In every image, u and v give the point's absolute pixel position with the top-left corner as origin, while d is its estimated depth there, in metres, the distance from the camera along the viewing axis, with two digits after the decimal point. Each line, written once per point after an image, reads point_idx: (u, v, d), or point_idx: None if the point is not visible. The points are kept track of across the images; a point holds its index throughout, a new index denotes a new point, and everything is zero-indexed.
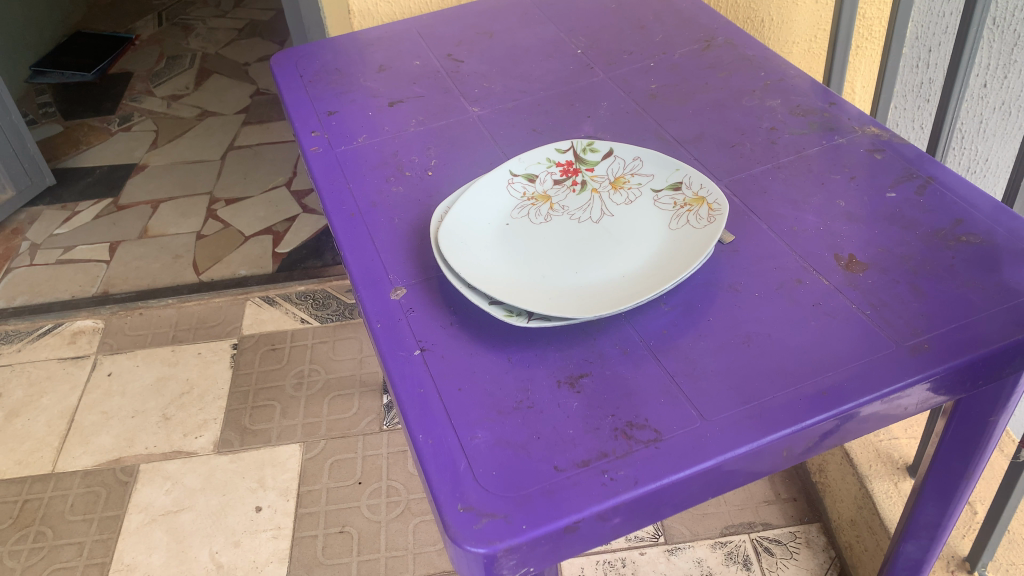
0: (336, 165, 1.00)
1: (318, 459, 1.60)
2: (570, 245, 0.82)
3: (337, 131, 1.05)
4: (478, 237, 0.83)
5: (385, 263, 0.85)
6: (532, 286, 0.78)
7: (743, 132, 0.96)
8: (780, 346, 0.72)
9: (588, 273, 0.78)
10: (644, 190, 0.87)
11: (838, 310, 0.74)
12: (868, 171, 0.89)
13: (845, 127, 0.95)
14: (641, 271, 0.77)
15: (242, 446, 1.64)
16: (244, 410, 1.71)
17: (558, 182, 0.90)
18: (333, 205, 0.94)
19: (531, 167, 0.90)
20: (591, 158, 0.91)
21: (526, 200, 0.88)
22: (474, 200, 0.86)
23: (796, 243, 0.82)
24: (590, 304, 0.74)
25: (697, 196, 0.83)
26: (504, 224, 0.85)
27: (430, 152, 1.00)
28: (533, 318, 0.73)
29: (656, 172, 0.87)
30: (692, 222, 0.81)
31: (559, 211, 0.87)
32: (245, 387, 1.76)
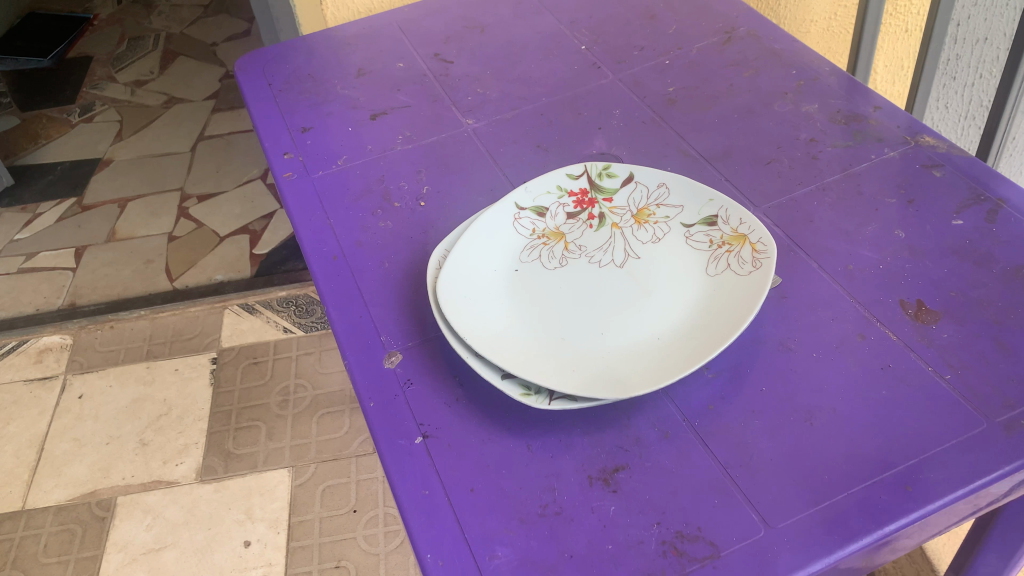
0: (313, 194, 0.87)
1: (309, 485, 1.49)
2: (591, 297, 0.70)
3: (313, 151, 0.92)
4: (482, 288, 0.71)
5: (376, 320, 0.73)
6: (550, 353, 0.66)
7: (778, 144, 0.84)
8: (848, 423, 0.61)
9: (615, 334, 0.67)
10: (672, 225, 0.75)
11: (911, 374, 0.63)
12: (927, 193, 0.77)
13: (895, 138, 0.83)
14: (677, 330, 0.66)
15: (227, 473, 1.52)
16: (227, 432, 1.59)
17: (572, 215, 0.78)
18: (311, 246, 0.81)
19: (539, 198, 0.78)
20: (608, 185, 0.78)
21: (536, 239, 0.76)
22: (477, 243, 0.74)
23: (854, 286, 0.70)
24: (620, 376, 0.63)
25: (737, 233, 0.71)
26: (512, 271, 0.74)
27: (421, 177, 0.87)
28: (555, 397, 0.62)
29: (686, 203, 0.75)
30: (733, 266, 0.69)
31: (575, 252, 0.75)
32: (227, 406, 1.64)
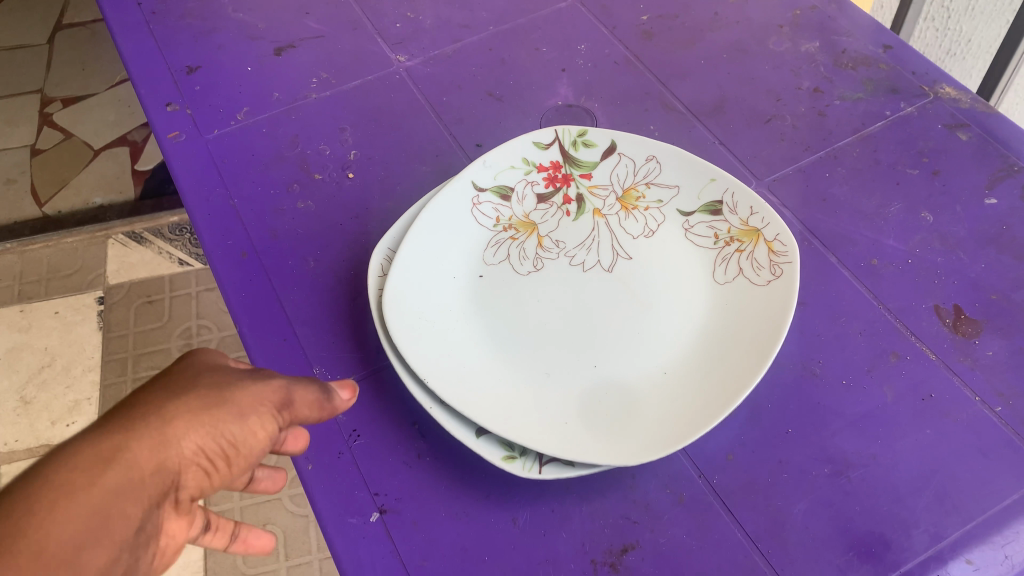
0: (209, 162, 0.69)
1: None
2: (576, 313, 0.58)
3: (205, 100, 0.73)
4: (440, 303, 0.57)
5: (305, 344, 0.58)
6: (533, 394, 0.53)
7: (778, 96, 0.71)
8: (891, 475, 0.51)
9: (610, 367, 0.54)
10: (667, 212, 0.62)
11: (959, 408, 0.53)
12: (953, 162, 0.66)
13: (911, 88, 0.71)
14: (686, 360, 0.54)
15: None
16: (123, 384, 1.33)
17: (544, 197, 0.64)
18: (213, 239, 0.64)
19: (502, 175, 0.63)
20: (585, 157, 0.64)
21: (502, 231, 0.62)
22: (430, 241, 0.59)
23: (881, 287, 0.60)
24: (623, 426, 0.51)
25: (747, 225, 0.58)
26: (476, 278, 0.60)
27: (347, 137, 0.70)
28: (546, 461, 0.50)
29: (682, 182, 0.61)
30: (747, 270, 0.57)
31: (552, 250, 0.61)
32: (122, 353, 1.38)
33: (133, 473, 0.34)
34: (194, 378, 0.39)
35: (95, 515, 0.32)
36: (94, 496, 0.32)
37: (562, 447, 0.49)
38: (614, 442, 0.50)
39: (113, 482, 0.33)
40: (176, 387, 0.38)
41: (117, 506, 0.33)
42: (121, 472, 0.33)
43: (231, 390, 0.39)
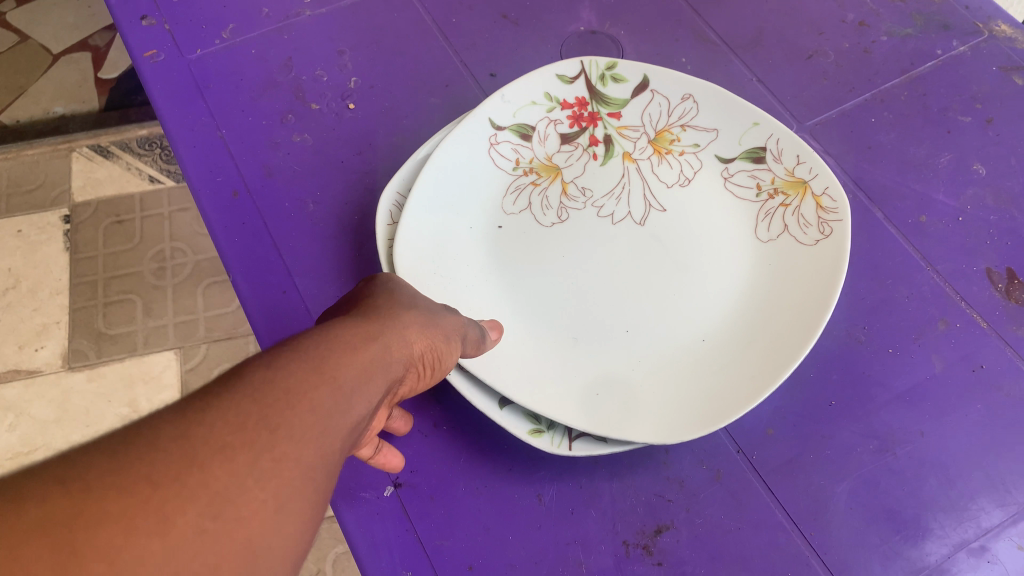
0: (193, 87, 0.62)
1: (201, 371, 1.18)
2: (607, 270, 0.53)
3: (185, 15, 0.65)
4: (456, 256, 0.52)
5: (306, 296, 0.53)
6: (560, 361, 0.49)
7: (819, 29, 0.66)
8: (939, 452, 0.48)
9: (644, 332, 0.51)
10: (704, 158, 0.57)
11: (1013, 383, 0.50)
12: (1008, 109, 0.61)
13: (963, 25, 0.66)
14: (727, 328, 0.50)
15: (101, 360, 1.17)
16: (94, 309, 1.21)
17: (568, 138, 0.59)
18: (199, 175, 0.58)
19: (522, 112, 0.57)
20: (614, 93, 0.58)
21: (522, 175, 0.57)
22: (445, 187, 0.53)
23: (929, 248, 0.55)
24: (660, 399, 0.47)
25: (793, 176, 0.53)
26: (495, 229, 0.55)
27: (346, 61, 0.63)
28: (576, 437, 0.46)
29: (722, 125, 0.56)
30: (793, 227, 0.52)
31: (577, 199, 0.57)
32: (91, 276, 1.23)
33: (385, 353, 0.36)
34: (409, 295, 0.42)
35: (365, 371, 0.33)
36: (363, 356, 0.34)
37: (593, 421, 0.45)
38: (649, 416, 0.46)
39: (374, 352, 0.35)
40: (401, 300, 0.41)
41: (377, 369, 0.34)
42: (378, 345, 0.35)
43: (442, 312, 0.42)
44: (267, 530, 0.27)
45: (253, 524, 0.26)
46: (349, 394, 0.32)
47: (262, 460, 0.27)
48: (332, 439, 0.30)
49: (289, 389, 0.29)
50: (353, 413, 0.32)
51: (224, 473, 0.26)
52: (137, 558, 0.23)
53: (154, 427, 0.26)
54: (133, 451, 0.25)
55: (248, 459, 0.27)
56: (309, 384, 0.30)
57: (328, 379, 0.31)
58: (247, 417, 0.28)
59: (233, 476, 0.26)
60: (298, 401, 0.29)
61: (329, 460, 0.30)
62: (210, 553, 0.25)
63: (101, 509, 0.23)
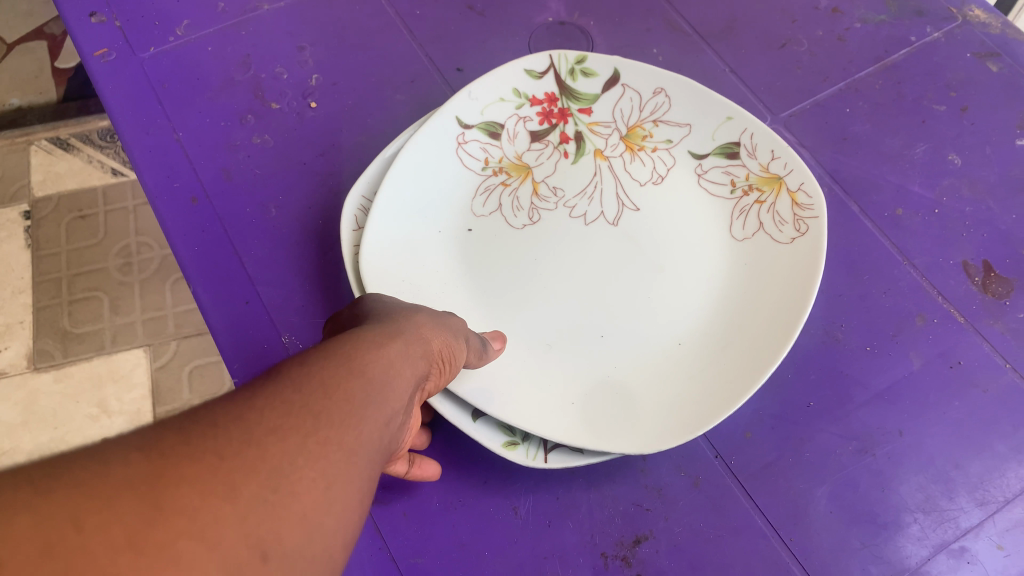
0: (146, 86, 0.59)
1: (173, 368, 1.09)
2: (582, 273, 0.52)
3: (136, 10, 0.63)
4: (426, 261, 0.51)
5: (270, 306, 0.52)
6: (536, 369, 0.48)
7: (793, 16, 0.64)
8: (919, 452, 0.48)
9: (622, 336, 0.50)
10: (677, 154, 0.55)
11: (991, 379, 0.50)
12: (982, 96, 0.60)
13: (937, 10, 0.65)
14: (705, 331, 0.49)
15: (68, 360, 1.08)
16: (59, 308, 1.10)
17: (538, 135, 0.57)
18: (155, 180, 0.55)
19: (490, 109, 0.55)
20: (584, 88, 0.56)
21: (492, 175, 0.56)
22: (412, 189, 0.52)
23: (906, 242, 0.55)
24: (642, 406, 0.46)
25: (767, 172, 0.52)
26: (464, 232, 0.53)
27: (307, 57, 0.61)
28: (551, 448, 0.45)
29: (694, 120, 0.54)
30: (769, 224, 0.51)
31: (549, 199, 0.55)
32: (55, 273, 1.12)
33: (412, 355, 0.35)
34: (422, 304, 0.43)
35: (395, 370, 0.33)
36: (392, 352, 0.33)
37: (569, 431, 0.44)
38: (626, 423, 0.45)
39: (401, 348, 0.34)
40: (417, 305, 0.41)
41: (406, 368, 0.34)
42: (405, 345, 0.35)
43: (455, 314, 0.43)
44: (325, 508, 0.25)
45: (311, 501, 0.25)
46: (385, 391, 0.31)
47: (312, 440, 0.26)
48: (376, 428, 0.29)
49: (330, 381, 0.29)
50: (391, 402, 0.31)
51: (282, 446, 0.25)
52: (212, 516, 0.22)
53: (209, 409, 0.26)
54: (195, 429, 0.24)
55: (304, 437, 0.26)
56: (348, 373, 0.30)
57: (363, 374, 0.30)
58: (294, 402, 0.27)
59: (290, 452, 0.25)
60: (339, 392, 0.29)
61: (375, 447, 0.29)
62: (276, 523, 0.23)
63: (174, 472, 0.22)
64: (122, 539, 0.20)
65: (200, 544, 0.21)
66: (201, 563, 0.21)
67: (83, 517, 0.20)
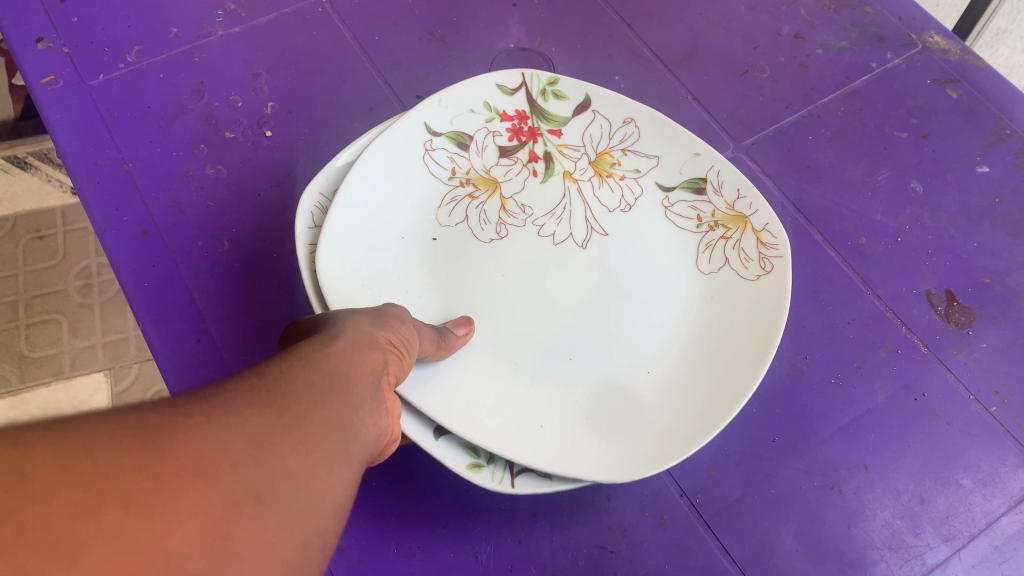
0: (94, 115, 0.57)
1: (133, 393, 1.00)
2: (554, 295, 0.51)
3: (85, 36, 0.61)
4: (389, 271, 0.49)
5: (223, 343, 0.50)
6: (505, 386, 0.47)
7: (755, 42, 0.64)
8: (884, 486, 0.47)
9: (594, 356, 0.49)
10: (645, 184, 0.55)
11: (954, 409, 0.49)
12: (942, 123, 0.60)
13: (896, 35, 0.65)
14: (675, 363, 0.48)
15: (25, 386, 0.98)
16: (15, 331, 1.01)
17: (507, 150, 0.56)
18: (103, 213, 0.54)
19: (459, 119, 0.54)
20: (555, 110, 0.55)
21: (458, 186, 0.54)
22: (375, 195, 0.50)
23: (871, 271, 0.54)
24: (610, 429, 0.45)
25: (733, 211, 0.52)
26: (428, 241, 0.52)
27: (262, 84, 0.60)
28: (521, 474, 0.41)
29: (663, 153, 0.54)
30: (735, 262, 0.51)
31: (517, 215, 0.54)
32: (10, 296, 1.03)
33: (379, 353, 0.35)
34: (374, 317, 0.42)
35: (362, 367, 0.33)
36: (362, 345, 0.34)
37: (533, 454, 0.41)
38: (592, 450, 0.43)
39: (371, 341, 0.35)
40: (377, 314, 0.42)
41: (369, 364, 0.33)
42: (368, 337, 0.35)
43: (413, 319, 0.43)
44: (311, 471, 0.26)
45: (297, 465, 0.26)
46: (349, 382, 0.31)
47: (289, 413, 0.27)
48: (342, 412, 0.29)
49: (292, 372, 0.29)
50: (362, 392, 0.32)
51: (259, 417, 0.26)
52: (210, 462, 0.23)
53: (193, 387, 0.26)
54: (183, 398, 0.25)
55: (276, 412, 0.26)
56: (319, 365, 0.30)
57: (327, 369, 0.31)
58: (270, 383, 0.28)
59: (271, 419, 0.26)
60: (304, 380, 0.29)
61: (353, 427, 0.30)
62: (268, 477, 0.24)
63: (168, 424, 0.23)
64: (130, 468, 0.21)
65: (202, 482, 0.22)
66: (203, 498, 0.22)
67: (95, 447, 0.21)
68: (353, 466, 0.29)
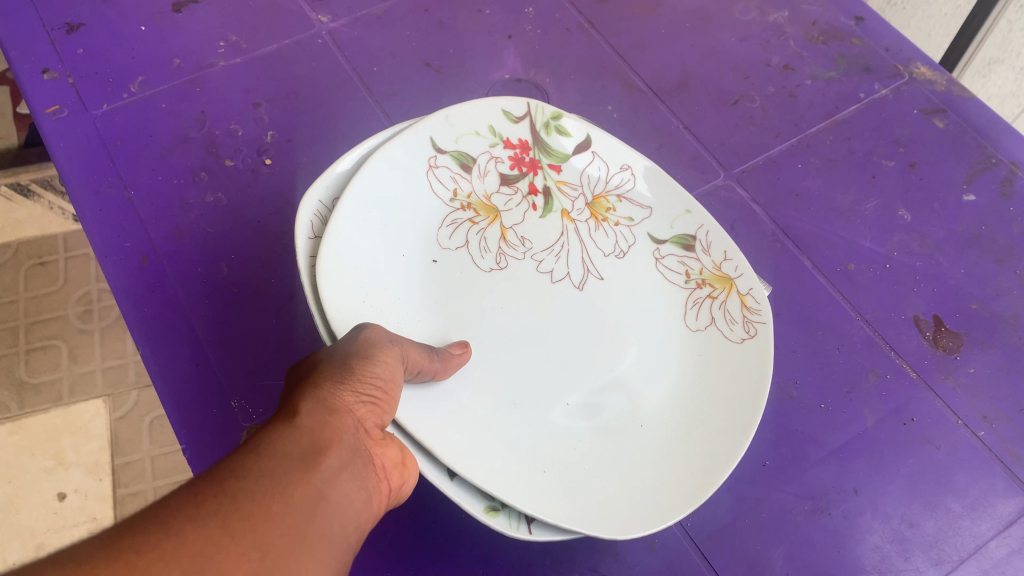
0: (98, 145, 0.58)
1: (132, 418, 1.00)
2: (549, 340, 0.51)
3: (90, 67, 0.62)
4: (387, 281, 0.48)
5: (221, 368, 0.50)
6: (507, 428, 0.46)
7: (745, 73, 0.66)
8: (874, 510, 0.47)
9: (590, 409, 0.48)
10: (637, 233, 0.56)
11: (944, 434, 0.50)
12: (929, 152, 0.61)
13: (883, 66, 0.66)
14: (670, 421, 0.48)
15: (23, 412, 0.97)
16: (14, 357, 1.01)
17: (508, 179, 0.57)
18: (105, 240, 0.55)
19: (464, 139, 0.55)
20: (557, 145, 0.57)
21: (459, 208, 0.55)
22: (381, 215, 0.50)
23: (860, 297, 0.55)
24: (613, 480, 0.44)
25: (720, 271, 0.53)
26: (429, 263, 0.52)
27: (262, 114, 0.61)
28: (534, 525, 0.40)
29: (657, 206, 0.56)
30: (721, 321, 0.52)
31: (517, 246, 0.55)
32: (10, 321, 1.03)
33: (357, 401, 0.34)
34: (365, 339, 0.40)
35: (336, 430, 0.32)
36: (343, 402, 0.33)
37: (540, 505, 0.40)
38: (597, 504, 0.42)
39: (357, 392, 0.34)
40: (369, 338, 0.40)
41: (348, 424, 0.33)
42: (356, 389, 0.34)
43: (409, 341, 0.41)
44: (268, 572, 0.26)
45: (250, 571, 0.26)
46: (323, 453, 0.31)
47: (245, 511, 0.27)
48: (312, 491, 0.29)
49: (258, 457, 0.29)
50: (338, 458, 0.31)
51: (205, 530, 0.25)
52: None
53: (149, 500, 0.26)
54: (131, 521, 0.25)
55: (228, 517, 0.26)
56: (290, 440, 0.30)
57: (294, 443, 0.30)
58: (229, 477, 0.27)
59: (222, 525, 0.26)
60: (269, 464, 0.29)
61: (325, 503, 0.29)
62: None
63: (106, 561, 0.23)
64: None
65: None
66: None
67: None
68: (329, 543, 0.29)
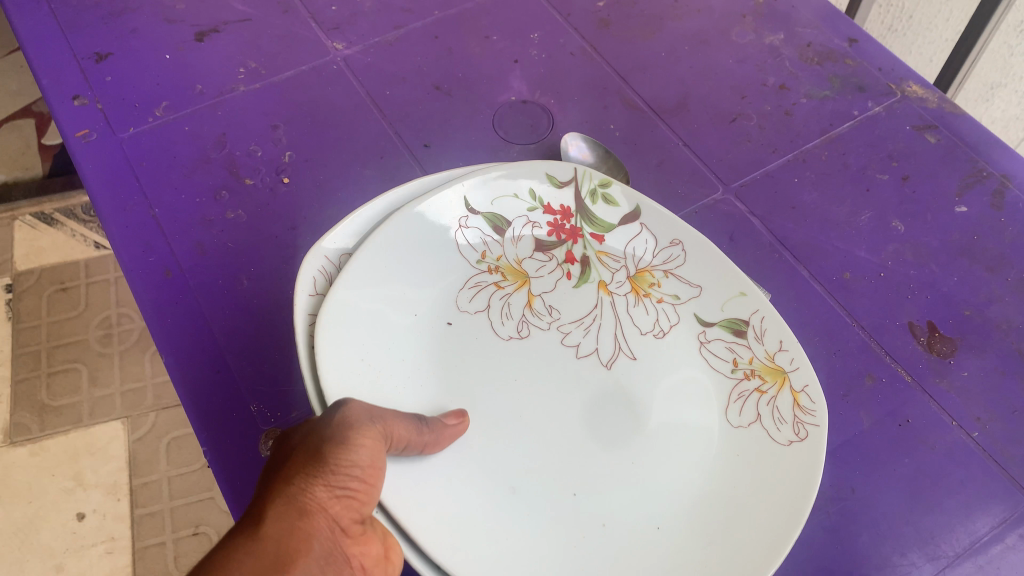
0: (125, 166, 0.61)
1: (149, 439, 1.02)
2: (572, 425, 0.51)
3: (119, 93, 0.66)
4: (392, 345, 0.50)
5: (239, 376, 0.53)
6: (524, 520, 0.46)
7: (742, 93, 0.68)
8: (870, 509, 0.49)
9: (600, 497, 0.47)
10: (682, 313, 0.55)
11: (938, 435, 0.51)
12: (922, 166, 0.63)
13: (877, 85, 0.69)
14: (686, 515, 0.46)
15: (45, 433, 1.00)
16: (37, 380, 1.03)
17: (545, 244, 0.58)
18: (131, 255, 0.57)
19: (501, 200, 0.57)
20: (602, 215, 0.57)
21: (486, 271, 0.57)
22: (394, 279, 0.51)
23: (856, 304, 0.57)
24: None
25: (772, 362, 0.51)
26: (443, 325, 0.53)
27: (280, 136, 0.64)
28: None
29: (706, 285, 0.54)
30: (767, 416, 0.49)
31: (542, 316, 0.56)
32: (34, 346, 1.05)
33: (329, 497, 0.35)
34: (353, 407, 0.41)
35: (305, 537, 0.34)
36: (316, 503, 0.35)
37: None
38: None
39: (331, 490, 0.35)
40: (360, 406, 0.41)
41: (319, 529, 0.34)
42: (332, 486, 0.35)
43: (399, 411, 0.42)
44: None
45: None
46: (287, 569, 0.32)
47: None
48: None
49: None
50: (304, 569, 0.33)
51: None
52: None
53: None
54: None
55: None
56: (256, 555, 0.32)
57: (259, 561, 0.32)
58: None
59: None
60: None
61: None
62: None
63: None
64: None
65: None
66: None
67: None
68: None
